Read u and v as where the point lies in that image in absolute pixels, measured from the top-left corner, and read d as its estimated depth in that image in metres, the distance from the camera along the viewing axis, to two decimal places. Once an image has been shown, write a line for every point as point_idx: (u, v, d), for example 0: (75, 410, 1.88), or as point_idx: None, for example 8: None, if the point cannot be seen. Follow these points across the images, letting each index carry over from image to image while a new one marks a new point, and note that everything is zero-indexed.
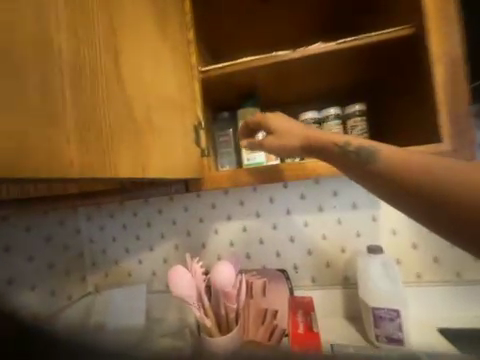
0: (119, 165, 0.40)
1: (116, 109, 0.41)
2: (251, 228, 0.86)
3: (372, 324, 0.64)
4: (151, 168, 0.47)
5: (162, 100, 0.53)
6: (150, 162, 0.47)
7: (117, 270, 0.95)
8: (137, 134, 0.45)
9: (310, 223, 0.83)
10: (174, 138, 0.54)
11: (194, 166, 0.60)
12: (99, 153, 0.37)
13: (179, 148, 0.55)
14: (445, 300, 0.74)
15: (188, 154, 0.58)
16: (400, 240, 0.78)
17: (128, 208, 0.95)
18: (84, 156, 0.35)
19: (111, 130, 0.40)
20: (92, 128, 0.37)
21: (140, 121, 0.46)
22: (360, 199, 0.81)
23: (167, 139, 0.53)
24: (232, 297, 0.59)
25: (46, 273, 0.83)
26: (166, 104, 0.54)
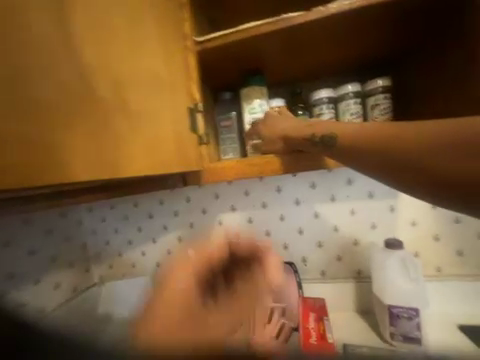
0: (75, 167, 0.30)
1: (66, 88, 0.30)
2: (257, 219, 0.81)
3: (387, 322, 0.59)
4: (125, 167, 0.38)
5: (139, 79, 0.42)
6: (125, 159, 0.38)
7: (120, 261, 0.93)
8: (103, 124, 0.35)
9: (320, 214, 0.77)
10: (157, 127, 0.45)
11: (191, 155, 0.54)
12: (41, 151, 0.27)
13: (166, 137, 0.47)
14: (467, 296, 0.69)
15: (183, 142, 0.51)
16: (420, 232, 0.71)
17: (128, 199, 0.92)
18: (14, 158, 0.25)
19: (60, 120, 0.29)
20: (25, 116, 0.26)
21: (107, 107, 0.36)
22: (377, 188, 0.73)
23: (147, 129, 0.43)
24: None
25: (49, 267, 0.79)
26: (145, 83, 0.44)
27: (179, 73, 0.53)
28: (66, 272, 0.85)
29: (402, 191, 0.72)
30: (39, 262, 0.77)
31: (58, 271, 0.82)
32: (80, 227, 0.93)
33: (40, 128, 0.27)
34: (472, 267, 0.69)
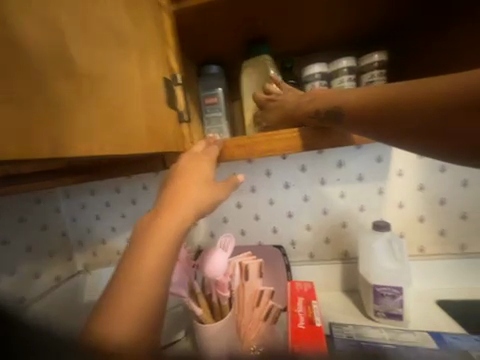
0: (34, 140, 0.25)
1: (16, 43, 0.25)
2: (246, 203, 0.78)
3: (372, 300, 0.61)
4: (97, 144, 0.33)
5: (108, 44, 0.37)
6: (97, 136, 0.33)
7: (105, 248, 0.89)
8: (66, 92, 0.29)
9: (310, 197, 0.75)
10: (132, 102, 0.40)
11: (170, 134, 0.49)
12: None
13: (142, 115, 0.42)
14: (447, 273, 0.72)
15: (160, 119, 0.46)
16: (406, 213, 0.72)
17: (109, 185, 0.86)
18: None
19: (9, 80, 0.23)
20: None
21: (71, 73, 0.30)
22: (367, 171, 0.72)
23: (121, 103, 0.38)
24: (225, 286, 0.54)
25: (26, 256, 0.75)
26: (115, 50, 0.38)
27: (153, 40, 0.47)
28: (45, 261, 0.80)
29: (391, 173, 0.71)
30: (14, 252, 0.72)
31: (35, 260, 0.78)
32: (58, 215, 0.87)
33: None
34: (453, 246, 0.71)
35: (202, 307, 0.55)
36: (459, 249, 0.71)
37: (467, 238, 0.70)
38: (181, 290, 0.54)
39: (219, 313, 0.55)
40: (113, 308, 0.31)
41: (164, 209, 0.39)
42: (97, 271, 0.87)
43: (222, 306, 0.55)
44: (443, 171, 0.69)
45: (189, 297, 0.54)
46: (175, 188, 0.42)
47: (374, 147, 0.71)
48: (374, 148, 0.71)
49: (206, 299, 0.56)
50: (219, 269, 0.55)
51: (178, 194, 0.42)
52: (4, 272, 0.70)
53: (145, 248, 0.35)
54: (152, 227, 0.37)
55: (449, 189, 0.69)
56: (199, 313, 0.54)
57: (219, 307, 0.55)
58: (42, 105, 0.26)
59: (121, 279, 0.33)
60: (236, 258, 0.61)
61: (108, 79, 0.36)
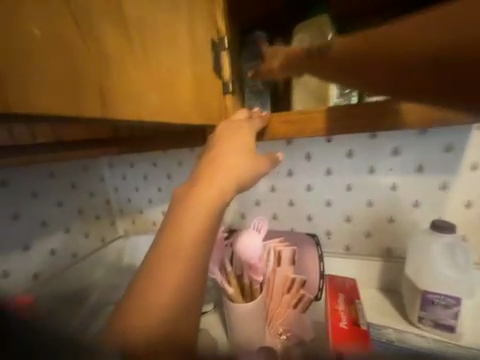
0: (90, 99, 0.23)
1: None
2: (281, 187, 0.74)
3: (418, 306, 0.55)
4: (147, 111, 0.31)
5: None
6: (147, 101, 0.31)
7: (142, 218, 0.96)
8: (119, 50, 0.27)
9: (354, 186, 0.68)
10: (180, 67, 0.37)
11: (213, 105, 0.46)
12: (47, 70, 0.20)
13: (188, 82, 0.39)
14: None
15: (203, 88, 0.43)
16: (475, 215, 0.60)
17: (147, 159, 0.89)
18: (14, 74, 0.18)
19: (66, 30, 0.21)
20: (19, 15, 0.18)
21: (124, 29, 0.28)
22: (429, 161, 0.61)
23: (169, 66, 0.35)
24: (258, 269, 0.53)
25: (77, 218, 0.84)
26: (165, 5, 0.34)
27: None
28: (93, 224, 0.89)
29: (463, 166, 0.59)
30: (67, 213, 0.82)
31: (85, 223, 0.87)
32: (103, 184, 0.94)
33: (44, 38, 0.20)
34: None
35: (233, 287, 0.54)
36: None
37: None
38: (214, 266, 0.55)
39: (250, 295, 0.53)
40: (151, 279, 0.31)
41: (201, 187, 0.36)
42: (135, 238, 0.93)
43: (253, 288, 0.53)
44: None
45: (221, 275, 0.54)
46: (211, 163, 0.39)
47: (445, 133, 0.59)
48: (444, 134, 0.59)
49: (237, 280, 0.55)
50: (253, 252, 0.53)
51: (215, 169, 0.39)
52: (60, 230, 0.79)
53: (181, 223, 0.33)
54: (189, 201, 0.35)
55: None
56: (230, 292, 0.53)
57: (250, 289, 0.53)
58: (78, 52, 0.22)
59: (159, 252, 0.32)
60: (269, 243, 0.59)
61: (157, 39, 0.33)
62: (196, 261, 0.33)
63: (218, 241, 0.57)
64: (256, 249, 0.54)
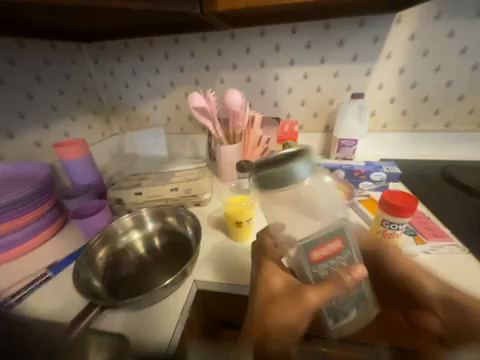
0: None
1: None
2: (254, 78, 0.94)
3: (336, 150, 0.89)
4: None
5: None
6: None
7: (134, 114, 1.10)
8: None
9: (309, 75, 0.90)
10: None
11: None
12: None
13: None
14: (401, 144, 0.92)
15: None
16: (383, 94, 0.88)
17: (134, 51, 0.96)
18: None
19: None
20: None
21: None
22: (362, 51, 0.83)
23: None
24: (239, 117, 0.77)
25: (78, 108, 0.96)
26: None
27: None
28: (91, 117, 1.02)
29: (382, 56, 0.83)
30: (68, 102, 0.92)
31: (85, 115, 0.99)
32: (91, 80, 1.01)
33: None
34: (409, 124, 0.92)
35: (222, 136, 0.80)
36: (412, 126, 0.92)
37: (420, 118, 0.90)
38: (208, 120, 0.78)
39: (233, 139, 0.80)
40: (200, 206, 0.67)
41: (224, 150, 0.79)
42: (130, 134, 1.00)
43: (235, 134, 0.80)
44: (424, 55, 0.80)
45: (213, 126, 0.78)
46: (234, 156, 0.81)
47: (374, 25, 0.79)
48: (374, 27, 0.79)
49: (224, 131, 0.81)
50: (234, 104, 0.76)
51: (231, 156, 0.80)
52: (68, 117, 0.92)
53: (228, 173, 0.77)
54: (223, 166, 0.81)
55: (426, 72, 0.83)
56: (220, 137, 0.79)
57: (233, 134, 0.80)
58: None
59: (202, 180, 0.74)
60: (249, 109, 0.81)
61: None
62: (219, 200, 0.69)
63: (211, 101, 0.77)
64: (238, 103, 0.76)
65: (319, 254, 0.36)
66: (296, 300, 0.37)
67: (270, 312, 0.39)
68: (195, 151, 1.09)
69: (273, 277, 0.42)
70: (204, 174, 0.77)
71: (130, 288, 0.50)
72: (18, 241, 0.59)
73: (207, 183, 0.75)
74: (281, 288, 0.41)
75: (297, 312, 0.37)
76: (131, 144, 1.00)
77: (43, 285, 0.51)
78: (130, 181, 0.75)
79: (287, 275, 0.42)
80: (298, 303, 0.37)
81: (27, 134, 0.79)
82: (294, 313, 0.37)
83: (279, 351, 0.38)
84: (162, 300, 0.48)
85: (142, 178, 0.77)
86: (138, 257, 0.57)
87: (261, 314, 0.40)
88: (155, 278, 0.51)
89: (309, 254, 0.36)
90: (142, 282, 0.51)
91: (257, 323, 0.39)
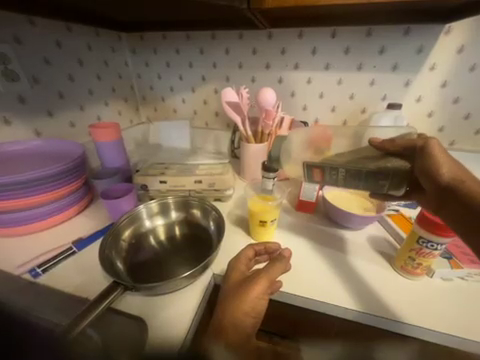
0: None
1: None
2: (286, 79, 0.93)
3: None
4: None
5: None
6: None
7: (163, 105, 1.12)
8: None
9: (343, 81, 0.88)
10: None
11: None
12: None
13: None
14: None
15: None
16: (420, 107, 0.85)
17: (170, 44, 0.98)
18: None
19: None
20: None
21: None
22: (403, 61, 0.80)
23: None
24: (270, 117, 0.76)
25: (111, 93, 0.99)
26: None
27: None
28: (122, 104, 1.06)
29: (425, 67, 0.79)
30: (104, 88, 0.95)
31: (117, 101, 1.03)
32: (127, 68, 1.05)
33: None
34: (445, 141, 0.87)
35: (250, 135, 0.79)
36: (448, 144, 0.87)
37: (458, 136, 0.85)
38: (238, 117, 0.78)
39: (260, 138, 0.79)
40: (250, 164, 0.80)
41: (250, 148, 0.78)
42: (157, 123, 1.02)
43: (264, 134, 0.79)
44: (472, 70, 0.75)
45: (243, 124, 0.78)
46: (258, 155, 0.80)
47: (420, 35, 0.75)
48: (419, 37, 0.75)
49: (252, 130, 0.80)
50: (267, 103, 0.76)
51: (257, 156, 0.80)
52: (102, 101, 0.96)
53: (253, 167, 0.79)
54: (248, 163, 0.81)
55: (473, 87, 0.77)
56: (248, 136, 0.79)
57: (261, 134, 0.79)
58: None
59: (226, 175, 0.74)
60: (280, 109, 0.80)
61: None
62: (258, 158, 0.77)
63: (243, 98, 0.77)
64: (270, 102, 0.77)
65: (319, 174, 0.54)
66: (256, 281, 0.44)
67: (242, 288, 0.44)
68: (217, 147, 1.09)
69: (241, 262, 0.50)
70: (227, 170, 0.77)
71: (148, 273, 0.49)
72: (48, 214, 0.61)
73: (231, 178, 0.73)
74: (246, 273, 0.49)
75: (264, 284, 0.44)
76: (156, 134, 1.02)
77: (69, 259, 0.53)
78: (156, 169, 0.77)
79: (251, 262, 0.52)
80: (266, 275, 0.46)
81: (64, 114, 0.82)
82: (263, 288, 0.44)
83: (245, 328, 0.41)
84: (181, 289, 0.48)
85: (167, 167, 0.79)
86: (159, 244, 0.58)
87: (234, 292, 0.44)
88: (174, 265, 0.51)
89: (311, 173, 0.55)
90: (162, 267, 0.51)
91: (231, 297, 0.43)
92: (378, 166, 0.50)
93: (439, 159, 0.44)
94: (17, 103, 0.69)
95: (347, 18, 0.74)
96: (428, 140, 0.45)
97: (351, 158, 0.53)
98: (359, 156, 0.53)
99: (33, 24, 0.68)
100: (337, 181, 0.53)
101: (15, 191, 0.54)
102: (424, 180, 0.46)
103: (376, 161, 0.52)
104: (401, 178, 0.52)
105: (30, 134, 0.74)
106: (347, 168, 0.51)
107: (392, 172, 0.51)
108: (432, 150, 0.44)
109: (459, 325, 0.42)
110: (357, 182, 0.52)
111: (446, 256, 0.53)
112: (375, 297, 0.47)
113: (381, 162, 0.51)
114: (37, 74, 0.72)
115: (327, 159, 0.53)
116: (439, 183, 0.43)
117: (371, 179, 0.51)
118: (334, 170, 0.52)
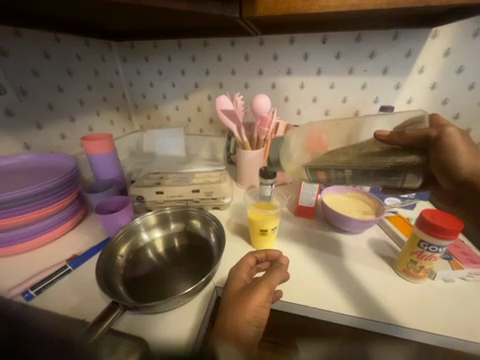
0: None
1: None
2: (280, 84, 0.93)
3: None
4: None
5: None
6: None
7: (156, 113, 1.11)
8: None
9: (336, 85, 0.89)
10: None
11: None
12: None
13: None
14: None
15: None
16: (411, 109, 0.87)
17: (162, 52, 0.97)
18: None
19: None
20: None
21: None
22: (393, 64, 0.81)
23: None
24: (266, 123, 0.76)
25: (103, 103, 0.98)
26: None
27: None
28: (114, 113, 1.04)
29: (414, 70, 0.81)
30: (95, 97, 0.94)
31: (109, 110, 1.01)
32: (118, 77, 1.04)
33: None
34: None
35: (246, 141, 0.79)
36: None
37: None
38: (233, 124, 0.78)
39: (256, 145, 0.79)
40: (245, 170, 0.81)
41: (246, 155, 0.78)
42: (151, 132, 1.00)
43: (259, 141, 0.79)
44: (459, 72, 0.78)
45: (238, 131, 0.78)
46: (255, 162, 0.80)
47: (408, 39, 0.77)
48: (408, 40, 0.77)
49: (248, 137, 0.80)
50: (263, 109, 0.77)
51: (253, 163, 0.80)
52: (93, 111, 0.94)
53: (250, 172, 0.81)
54: (244, 170, 0.81)
55: (461, 88, 0.80)
56: (244, 143, 0.78)
57: (257, 140, 0.79)
58: None
59: (224, 182, 0.73)
60: (275, 115, 0.80)
61: None
62: (255, 162, 0.79)
63: (237, 103, 0.78)
64: (265, 107, 0.77)
65: (322, 174, 0.52)
66: (256, 290, 0.43)
67: (243, 296, 0.43)
68: (213, 153, 1.09)
69: (242, 269, 0.49)
70: (224, 178, 0.76)
71: (147, 289, 0.48)
72: (40, 231, 0.59)
73: (228, 186, 0.73)
74: (248, 281, 0.48)
75: (266, 291, 0.43)
76: (150, 142, 1.00)
77: (64, 278, 0.51)
78: (151, 179, 0.75)
79: (253, 270, 0.51)
80: (267, 281, 0.45)
81: (54, 126, 0.80)
82: (264, 295, 0.43)
83: (248, 337, 0.40)
84: (182, 305, 0.47)
85: (163, 177, 0.77)
86: (157, 257, 0.56)
87: (236, 300, 0.43)
88: (174, 278, 0.50)
89: (315, 175, 0.54)
90: (163, 280, 0.50)
91: (233, 306, 0.42)
92: (385, 163, 0.47)
93: (458, 152, 0.44)
94: (4, 117, 0.67)
95: (337, 24, 0.75)
96: (444, 130, 0.46)
97: (357, 156, 0.50)
98: (367, 152, 0.50)
99: (20, 36, 0.66)
100: (343, 179, 0.52)
101: (3, 210, 0.52)
102: (441, 174, 0.46)
103: (384, 157, 0.48)
104: (413, 171, 0.49)
105: (19, 148, 0.72)
106: (353, 169, 0.49)
107: (404, 169, 0.48)
108: (451, 142, 0.44)
109: (463, 326, 0.43)
110: (353, 179, 0.51)
111: (446, 257, 0.53)
112: (380, 302, 0.47)
113: (391, 159, 0.48)
114: (25, 86, 0.70)
115: (331, 159, 0.50)
116: (458, 177, 0.44)
117: (380, 177, 0.49)
118: (340, 171, 0.50)
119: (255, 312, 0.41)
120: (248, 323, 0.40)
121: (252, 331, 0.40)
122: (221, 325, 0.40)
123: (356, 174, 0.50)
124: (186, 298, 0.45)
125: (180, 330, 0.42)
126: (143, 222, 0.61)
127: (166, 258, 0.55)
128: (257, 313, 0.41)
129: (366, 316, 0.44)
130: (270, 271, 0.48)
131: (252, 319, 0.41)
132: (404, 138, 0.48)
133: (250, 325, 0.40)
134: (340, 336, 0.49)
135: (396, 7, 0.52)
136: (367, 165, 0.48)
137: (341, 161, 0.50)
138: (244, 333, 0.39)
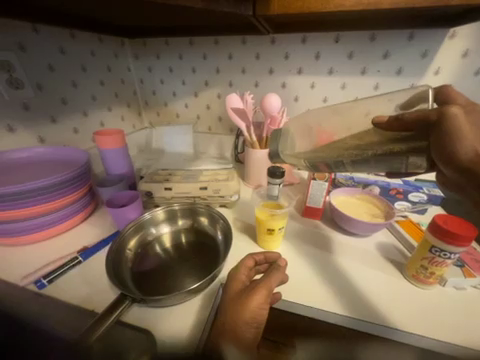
0: None
1: None
2: (290, 83, 0.92)
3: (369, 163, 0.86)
4: None
5: None
6: None
7: (166, 110, 1.13)
8: None
9: (347, 85, 0.87)
10: None
11: None
12: None
13: None
14: None
15: None
16: None
17: (174, 50, 0.98)
18: None
19: None
20: None
21: None
22: (408, 64, 0.79)
23: None
24: (276, 122, 0.76)
25: (114, 99, 1.00)
26: None
27: None
28: (125, 109, 1.06)
29: (429, 72, 0.79)
30: (106, 94, 0.95)
31: (120, 106, 1.03)
32: (130, 74, 1.06)
33: None
34: None
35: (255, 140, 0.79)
36: None
37: None
38: (242, 122, 0.78)
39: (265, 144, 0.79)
40: (252, 168, 0.82)
41: (254, 154, 0.78)
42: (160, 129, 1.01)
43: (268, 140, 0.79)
44: (476, 74, 0.75)
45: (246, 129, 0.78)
46: (263, 162, 0.80)
47: (424, 39, 0.75)
48: (424, 41, 0.75)
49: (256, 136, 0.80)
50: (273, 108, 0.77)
51: (262, 162, 0.79)
52: (105, 107, 0.96)
53: (258, 171, 0.81)
54: (251, 168, 0.81)
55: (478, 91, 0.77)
56: (252, 142, 0.78)
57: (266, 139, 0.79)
58: None
59: (232, 180, 0.73)
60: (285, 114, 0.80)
61: None
62: (263, 161, 0.79)
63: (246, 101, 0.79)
64: (276, 106, 0.77)
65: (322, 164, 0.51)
66: (254, 291, 0.43)
67: (242, 297, 0.43)
68: (220, 152, 1.09)
69: (240, 271, 0.48)
70: (232, 176, 0.76)
71: (154, 283, 0.48)
72: (51, 223, 0.61)
73: (236, 184, 0.73)
74: (246, 283, 0.47)
75: (265, 292, 0.43)
76: (159, 139, 1.01)
77: (75, 269, 0.53)
78: (160, 175, 0.76)
79: (251, 271, 0.50)
80: (265, 283, 0.45)
81: (68, 120, 0.82)
82: (263, 297, 0.43)
83: (247, 339, 0.40)
84: (187, 302, 0.47)
85: (171, 173, 0.78)
86: (165, 252, 0.57)
87: (235, 301, 0.43)
88: (181, 274, 0.50)
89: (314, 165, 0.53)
90: (170, 275, 0.50)
91: (233, 306, 0.42)
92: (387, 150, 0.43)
93: (462, 132, 0.35)
94: (21, 110, 0.69)
95: (351, 24, 0.73)
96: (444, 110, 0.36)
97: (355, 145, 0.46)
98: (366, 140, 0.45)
99: (38, 32, 0.68)
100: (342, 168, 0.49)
101: (17, 201, 0.53)
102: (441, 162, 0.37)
103: (388, 145, 0.43)
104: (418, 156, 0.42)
105: (34, 141, 0.74)
106: (352, 158, 0.45)
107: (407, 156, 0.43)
108: (453, 122, 0.35)
109: (475, 337, 0.41)
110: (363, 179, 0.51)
111: (458, 264, 0.52)
112: (388, 308, 0.46)
113: (395, 147, 0.42)
114: (41, 81, 0.72)
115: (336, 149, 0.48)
116: (459, 163, 0.35)
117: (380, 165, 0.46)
118: (338, 162, 0.47)
119: (253, 314, 0.41)
120: (246, 325, 0.40)
121: (249, 334, 0.40)
122: (220, 325, 0.40)
123: (354, 163, 0.46)
124: (191, 294, 0.45)
125: (183, 327, 0.43)
126: (152, 217, 0.62)
127: (174, 254, 0.56)
128: (255, 315, 0.41)
129: (373, 320, 0.44)
130: (268, 273, 0.48)
131: (250, 322, 0.40)
132: (399, 121, 0.40)
133: (247, 327, 0.40)
134: (346, 340, 0.49)
135: (414, 7, 0.50)
136: (364, 155, 0.44)
137: (338, 153, 0.47)
138: (241, 334, 0.39)
